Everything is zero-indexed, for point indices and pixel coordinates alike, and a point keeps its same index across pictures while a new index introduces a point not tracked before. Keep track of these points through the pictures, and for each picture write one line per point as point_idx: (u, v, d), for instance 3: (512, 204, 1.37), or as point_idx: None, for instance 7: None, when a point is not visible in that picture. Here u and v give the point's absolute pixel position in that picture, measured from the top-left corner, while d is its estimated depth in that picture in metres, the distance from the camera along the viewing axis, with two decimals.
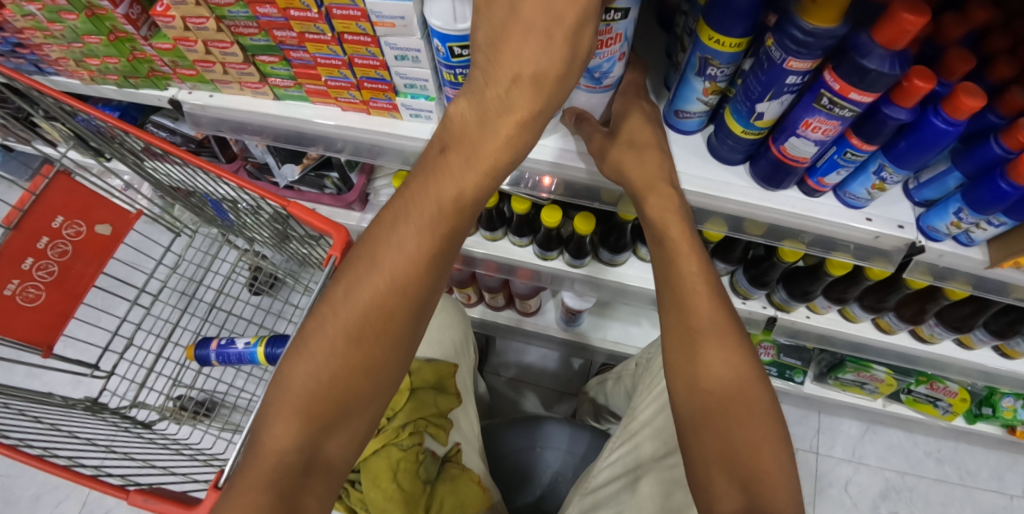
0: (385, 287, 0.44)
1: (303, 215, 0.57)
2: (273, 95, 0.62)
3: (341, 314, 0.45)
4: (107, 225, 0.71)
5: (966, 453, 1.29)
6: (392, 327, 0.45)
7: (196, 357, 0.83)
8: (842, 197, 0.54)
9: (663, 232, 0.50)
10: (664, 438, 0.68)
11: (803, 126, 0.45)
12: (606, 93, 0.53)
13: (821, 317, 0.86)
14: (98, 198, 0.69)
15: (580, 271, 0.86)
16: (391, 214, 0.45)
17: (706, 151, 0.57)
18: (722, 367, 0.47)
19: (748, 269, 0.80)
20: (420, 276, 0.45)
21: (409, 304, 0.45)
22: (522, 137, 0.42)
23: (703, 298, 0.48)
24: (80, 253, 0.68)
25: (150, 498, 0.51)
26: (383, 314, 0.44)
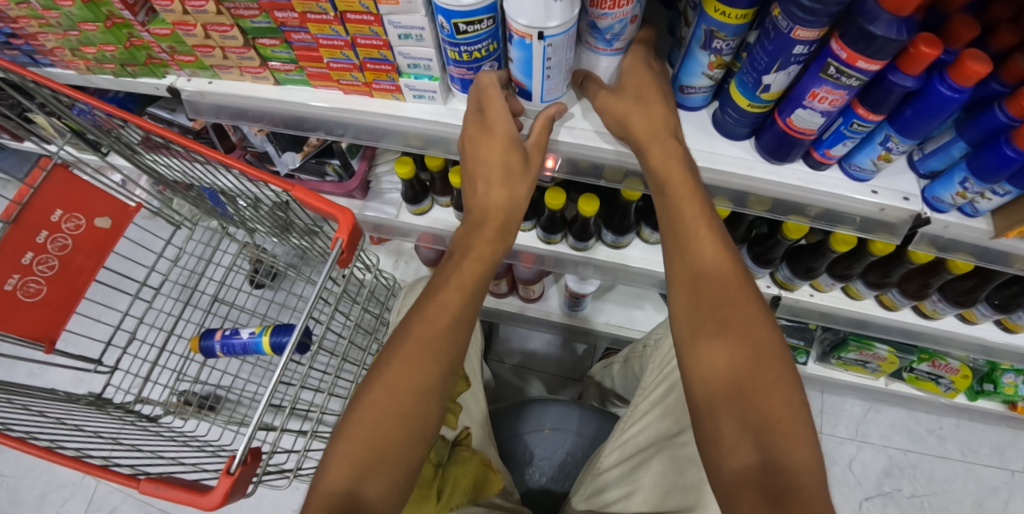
0: (421, 333, 0.49)
1: (309, 199, 0.55)
2: (274, 80, 0.62)
3: (386, 362, 0.48)
4: (107, 217, 0.71)
5: (968, 430, 1.30)
6: (427, 372, 0.48)
7: (200, 349, 0.83)
8: (847, 169, 0.54)
9: (665, 179, 0.51)
10: (675, 417, 0.68)
11: (809, 97, 0.45)
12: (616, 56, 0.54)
13: (825, 295, 0.86)
14: (97, 190, 0.69)
15: (584, 254, 0.86)
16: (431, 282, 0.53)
17: (711, 126, 0.57)
18: (729, 313, 0.48)
19: (753, 247, 0.80)
20: (454, 328, 0.50)
21: (444, 346, 0.49)
22: (508, 224, 0.54)
23: (706, 243, 0.50)
24: (80, 246, 0.68)
25: (161, 485, 0.51)
26: (421, 362, 0.48)
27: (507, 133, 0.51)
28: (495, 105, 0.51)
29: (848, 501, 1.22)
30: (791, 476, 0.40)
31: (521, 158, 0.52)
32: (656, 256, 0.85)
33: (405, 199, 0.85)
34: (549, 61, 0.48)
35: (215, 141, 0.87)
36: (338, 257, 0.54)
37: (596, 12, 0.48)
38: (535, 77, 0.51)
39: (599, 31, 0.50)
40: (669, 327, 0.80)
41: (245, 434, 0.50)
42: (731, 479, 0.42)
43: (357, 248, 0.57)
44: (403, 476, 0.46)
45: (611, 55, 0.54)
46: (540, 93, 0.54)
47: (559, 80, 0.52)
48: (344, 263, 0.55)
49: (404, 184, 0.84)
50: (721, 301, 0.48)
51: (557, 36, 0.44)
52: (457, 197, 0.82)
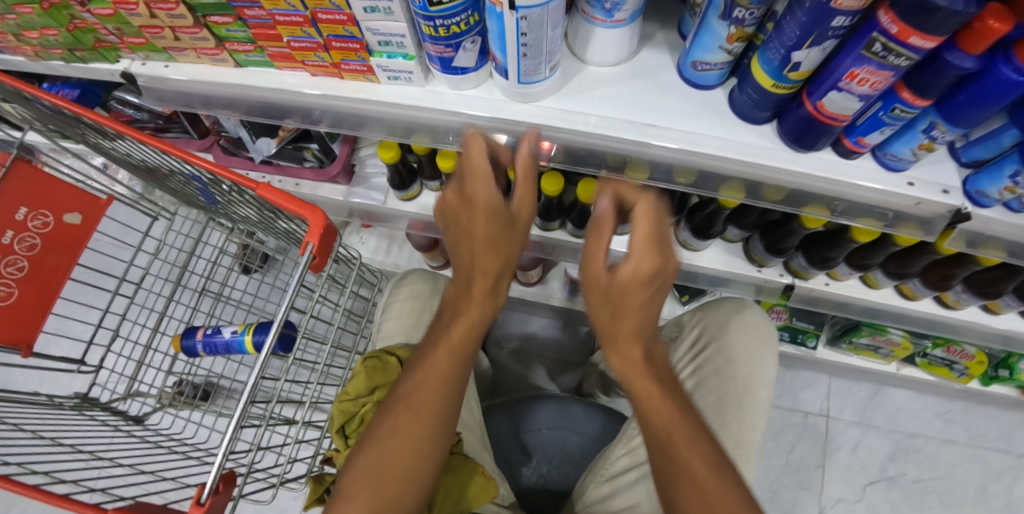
0: (414, 398, 0.49)
1: (275, 198, 0.49)
2: (234, 63, 0.55)
3: (383, 425, 0.48)
4: (77, 213, 0.65)
5: (977, 413, 1.27)
6: (422, 437, 0.48)
7: (182, 348, 0.79)
8: (881, 159, 0.48)
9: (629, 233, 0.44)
10: None
11: (847, 78, 0.38)
12: (618, 29, 0.47)
13: (841, 284, 0.81)
14: (64, 184, 0.63)
15: (584, 241, 0.80)
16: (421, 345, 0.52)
17: (727, 108, 0.50)
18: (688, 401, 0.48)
19: (765, 234, 0.73)
20: (447, 392, 0.50)
21: (439, 411, 0.49)
22: (493, 282, 0.49)
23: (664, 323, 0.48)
24: (51, 245, 0.63)
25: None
26: (414, 428, 0.48)
27: (486, 184, 0.46)
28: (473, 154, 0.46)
29: (852, 486, 1.21)
30: None
31: (506, 219, 0.46)
32: None
33: (392, 185, 0.79)
34: (524, 37, 0.41)
35: (186, 127, 0.80)
36: (310, 263, 0.48)
37: None
38: (509, 54, 0.44)
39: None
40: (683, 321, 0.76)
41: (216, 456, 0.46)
42: None
43: (333, 249, 0.51)
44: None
45: (609, 27, 0.47)
46: (517, 74, 0.47)
47: (539, 61, 0.45)
48: (317, 268, 0.50)
49: (390, 169, 0.77)
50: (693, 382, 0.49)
51: (531, 7, 0.37)
52: (446, 183, 0.77)
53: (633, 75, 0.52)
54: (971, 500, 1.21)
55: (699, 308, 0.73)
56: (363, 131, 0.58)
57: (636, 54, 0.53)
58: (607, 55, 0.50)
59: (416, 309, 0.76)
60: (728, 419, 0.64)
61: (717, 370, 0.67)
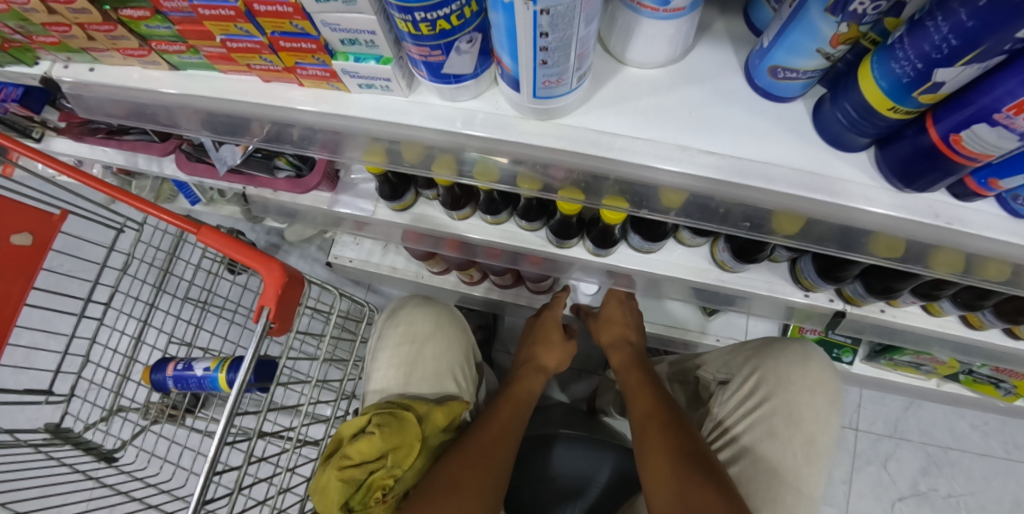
0: (465, 461, 0.56)
1: (221, 246, 0.39)
2: (169, 65, 0.44)
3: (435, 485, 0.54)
4: (26, 233, 0.59)
5: (1016, 426, 1.19)
6: (469, 487, 0.54)
7: (152, 382, 0.71)
8: (1007, 203, 0.36)
9: (633, 398, 0.67)
10: (749, 487, 0.61)
11: (1009, 109, 0.27)
12: (670, 20, 0.35)
13: (898, 311, 0.70)
14: (8, 202, 0.57)
15: (605, 260, 0.69)
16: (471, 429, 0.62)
17: (809, 127, 0.39)
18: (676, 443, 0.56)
19: (819, 258, 0.62)
20: (494, 458, 0.58)
21: (485, 466, 0.56)
22: (526, 387, 0.72)
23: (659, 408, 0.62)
24: (1, 269, 0.56)
25: None
26: (463, 482, 0.54)
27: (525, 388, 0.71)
28: (524, 386, 0.72)
29: (880, 502, 1.14)
30: None
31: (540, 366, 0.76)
32: (695, 262, 0.69)
33: (381, 195, 0.68)
34: (544, 39, 0.30)
35: (146, 128, 0.69)
36: (268, 330, 0.39)
37: None
38: (521, 61, 0.33)
39: None
40: (729, 364, 0.70)
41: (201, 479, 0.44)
42: None
43: (300, 302, 0.42)
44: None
45: (665, 16, 0.34)
46: (532, 86, 0.35)
47: (564, 69, 0.33)
48: (280, 332, 0.40)
49: (379, 179, 0.67)
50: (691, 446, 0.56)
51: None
52: (443, 194, 0.66)
53: (681, 82, 0.41)
54: None
55: (754, 355, 0.68)
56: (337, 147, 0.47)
57: (685, 54, 0.41)
58: (657, 48, 0.38)
59: (415, 349, 0.68)
60: (778, 486, 0.60)
61: (772, 431, 0.63)
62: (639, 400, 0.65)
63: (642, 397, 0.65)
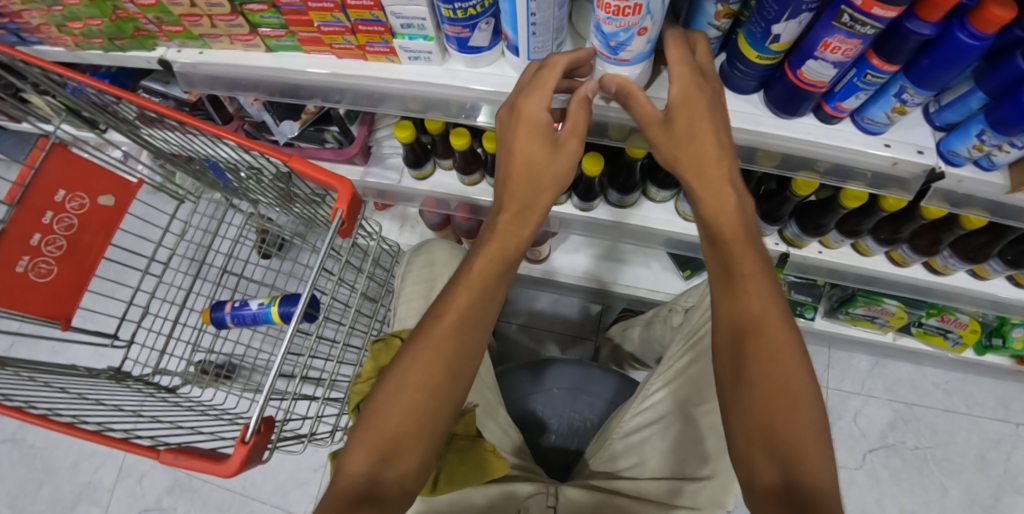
0: (448, 332, 0.53)
1: (306, 169, 0.55)
2: (265, 48, 0.60)
3: (426, 356, 0.52)
4: (110, 195, 0.70)
5: (974, 384, 1.30)
6: (437, 374, 0.52)
7: (211, 320, 0.83)
8: (860, 123, 0.52)
9: (718, 231, 0.53)
10: (696, 386, 0.71)
11: (822, 47, 0.43)
12: (624, 66, 0.51)
13: (833, 252, 0.85)
14: (98, 168, 0.68)
15: (590, 214, 0.85)
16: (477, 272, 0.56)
17: (718, 80, 0.55)
18: (754, 337, 0.50)
19: (761, 204, 0.78)
20: (466, 328, 0.54)
21: (462, 350, 0.54)
22: (538, 147, 0.50)
23: (749, 263, 0.52)
24: (87, 225, 0.68)
25: (180, 456, 0.49)
26: (431, 363, 0.52)
27: (536, 118, 0.49)
28: (523, 133, 0.50)
29: (853, 453, 1.25)
30: (816, 495, 0.43)
31: (552, 146, 0.51)
32: (663, 214, 0.84)
33: (406, 163, 0.84)
34: (533, 17, 0.45)
35: (210, 111, 0.85)
36: (339, 229, 0.53)
37: (600, 17, 0.44)
38: (520, 33, 0.48)
39: (604, 36, 0.47)
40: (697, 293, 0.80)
41: (260, 400, 0.49)
42: (759, 497, 0.46)
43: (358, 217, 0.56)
44: (418, 462, 0.51)
45: (615, 64, 0.50)
46: (528, 51, 0.51)
47: (546, 38, 0.49)
48: (345, 234, 0.54)
49: (405, 148, 0.82)
50: (776, 420, 0.47)
51: None
52: (458, 159, 0.82)
53: None
54: (969, 468, 1.24)
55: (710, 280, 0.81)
56: (379, 105, 0.63)
57: None
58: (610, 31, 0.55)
59: (436, 270, 0.84)
60: None
61: None
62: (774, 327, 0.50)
63: (763, 361, 0.49)
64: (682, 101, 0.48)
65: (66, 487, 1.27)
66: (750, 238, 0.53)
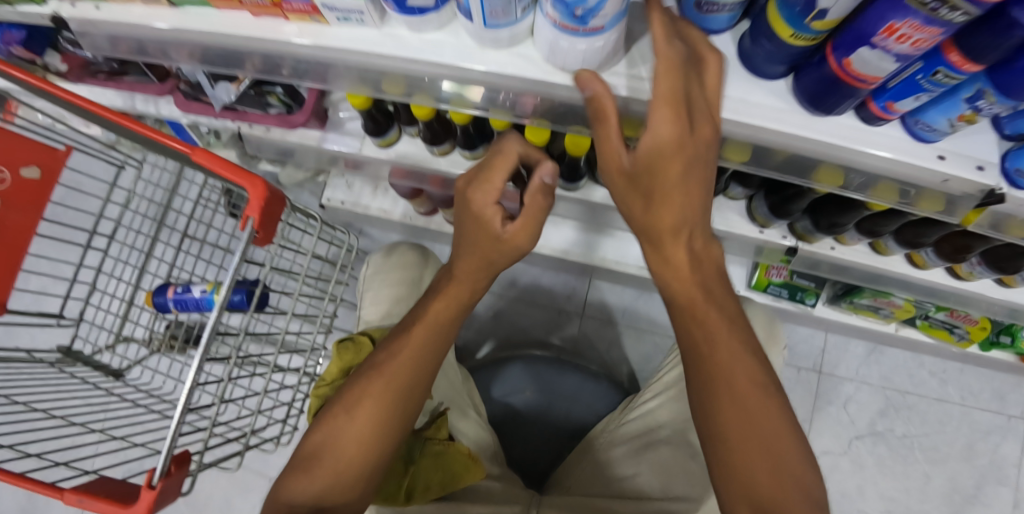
0: (400, 368, 0.54)
1: (214, 164, 0.45)
2: (167, 2, 0.48)
3: (373, 393, 0.54)
4: (34, 167, 0.63)
5: (972, 374, 1.25)
6: (385, 408, 0.54)
7: (154, 305, 0.75)
8: (911, 127, 0.41)
9: (672, 297, 0.47)
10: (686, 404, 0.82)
11: (883, 33, 0.31)
12: (591, 36, 0.38)
13: (847, 249, 0.75)
14: (16, 139, 0.61)
15: (574, 195, 0.75)
16: (429, 314, 0.55)
17: (736, 59, 0.43)
18: (734, 379, 0.45)
19: (769, 195, 0.67)
20: (419, 363, 0.55)
21: (413, 387, 0.55)
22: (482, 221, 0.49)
23: (714, 313, 0.46)
24: (10, 201, 0.62)
25: (86, 499, 0.44)
26: (379, 397, 0.54)
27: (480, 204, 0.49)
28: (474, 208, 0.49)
29: (839, 439, 1.23)
30: None
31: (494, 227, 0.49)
32: None
33: (366, 131, 0.74)
34: None
35: (143, 68, 0.74)
36: (254, 237, 0.44)
37: None
38: None
39: (564, 3, 0.34)
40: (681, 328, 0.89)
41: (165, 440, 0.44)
42: None
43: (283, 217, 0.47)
44: (362, 491, 0.54)
45: (585, 35, 0.37)
46: (482, 16, 0.39)
47: (505, 1, 0.37)
48: (265, 242, 0.46)
49: (364, 115, 0.72)
50: (758, 484, 0.43)
51: None
52: (424, 130, 0.71)
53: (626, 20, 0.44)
54: (955, 457, 1.22)
55: None
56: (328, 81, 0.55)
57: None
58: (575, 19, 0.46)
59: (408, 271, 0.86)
60: None
61: None
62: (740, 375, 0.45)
63: (735, 415, 0.44)
64: (653, 152, 0.37)
65: None
66: (711, 296, 0.46)
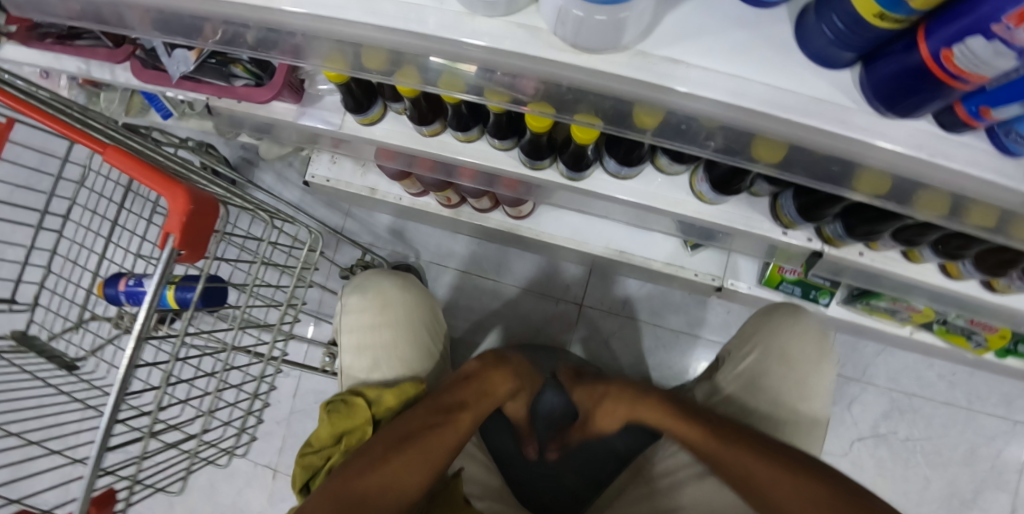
0: (424, 444, 0.66)
1: (132, 169, 0.47)
2: None
3: (391, 463, 0.64)
4: None
5: (981, 378, 1.21)
6: (405, 473, 0.64)
7: (105, 296, 0.67)
8: (1001, 139, 0.33)
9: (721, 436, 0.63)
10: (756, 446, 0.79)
11: (1008, 21, 0.23)
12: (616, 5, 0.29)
13: (877, 255, 0.67)
14: None
15: (579, 184, 0.67)
16: (428, 440, 0.67)
17: (794, 42, 0.35)
18: (772, 490, 0.63)
19: (800, 195, 0.60)
20: (447, 442, 0.68)
21: (433, 458, 0.66)
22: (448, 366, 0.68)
23: (732, 451, 0.67)
24: None
25: None
26: (406, 468, 0.64)
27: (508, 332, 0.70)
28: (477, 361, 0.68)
29: (840, 440, 1.20)
30: None
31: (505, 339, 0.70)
32: (673, 194, 0.65)
33: (347, 108, 0.69)
34: None
35: (99, 34, 0.70)
36: (176, 257, 0.47)
37: None
38: None
39: None
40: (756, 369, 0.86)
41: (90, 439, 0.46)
42: None
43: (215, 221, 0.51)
44: None
45: (605, 2, 0.29)
46: None
47: None
48: (191, 259, 0.49)
49: (343, 91, 0.67)
50: None
51: None
52: (409, 109, 0.65)
53: None
54: (956, 462, 1.19)
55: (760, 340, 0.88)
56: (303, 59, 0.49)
57: None
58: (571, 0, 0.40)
59: (387, 314, 0.88)
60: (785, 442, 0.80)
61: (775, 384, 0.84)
62: (782, 488, 0.62)
63: (775, 497, 0.62)
64: None
65: None
66: (713, 439, 0.69)
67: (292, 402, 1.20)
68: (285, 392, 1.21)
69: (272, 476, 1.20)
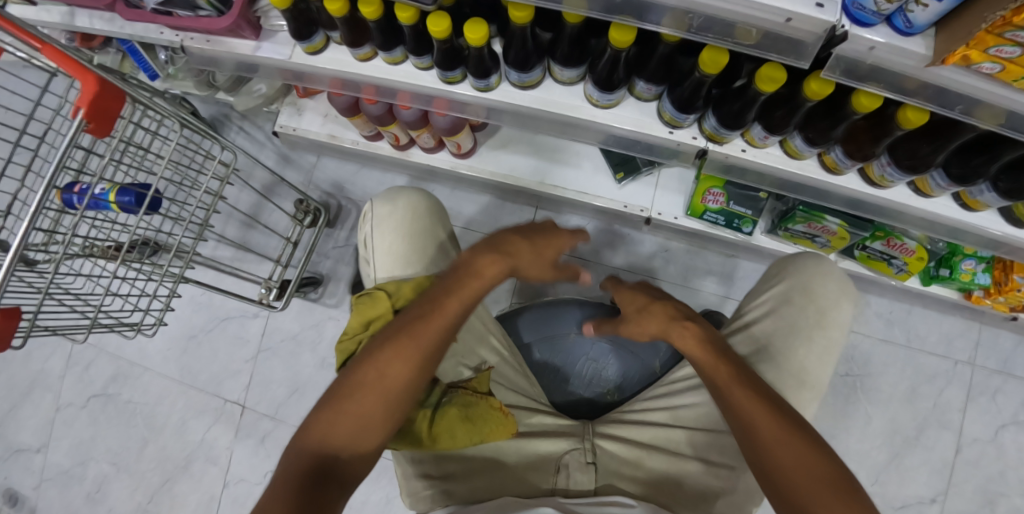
0: (411, 337, 0.60)
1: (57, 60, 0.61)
2: None
3: (392, 354, 0.60)
4: None
5: (920, 317, 1.25)
6: (401, 365, 0.59)
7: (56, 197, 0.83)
8: None
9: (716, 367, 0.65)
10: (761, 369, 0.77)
11: None
12: None
13: (760, 153, 0.75)
14: None
15: (492, 96, 0.78)
16: (417, 332, 0.61)
17: None
18: (759, 422, 0.59)
19: (673, 90, 0.69)
20: (444, 330, 0.62)
21: (422, 350, 0.60)
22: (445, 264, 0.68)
23: (738, 384, 0.63)
24: None
25: None
26: (403, 357, 0.59)
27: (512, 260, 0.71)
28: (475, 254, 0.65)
29: None
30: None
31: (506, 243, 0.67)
32: (568, 100, 0.77)
33: (292, 36, 0.78)
34: None
35: None
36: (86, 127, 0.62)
37: None
38: None
39: None
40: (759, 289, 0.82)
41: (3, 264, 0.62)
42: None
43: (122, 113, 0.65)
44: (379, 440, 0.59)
45: None
46: None
47: None
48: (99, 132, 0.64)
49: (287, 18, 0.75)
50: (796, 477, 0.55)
51: None
52: (343, 31, 0.74)
53: None
54: (897, 400, 1.23)
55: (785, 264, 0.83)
56: None
57: None
58: None
59: (418, 219, 0.86)
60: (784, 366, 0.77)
61: (788, 299, 0.80)
62: (777, 425, 0.58)
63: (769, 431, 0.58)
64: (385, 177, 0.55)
65: (22, 373, 1.40)
66: (723, 358, 0.67)
67: (260, 341, 1.33)
68: (255, 333, 1.34)
69: (240, 410, 1.31)
